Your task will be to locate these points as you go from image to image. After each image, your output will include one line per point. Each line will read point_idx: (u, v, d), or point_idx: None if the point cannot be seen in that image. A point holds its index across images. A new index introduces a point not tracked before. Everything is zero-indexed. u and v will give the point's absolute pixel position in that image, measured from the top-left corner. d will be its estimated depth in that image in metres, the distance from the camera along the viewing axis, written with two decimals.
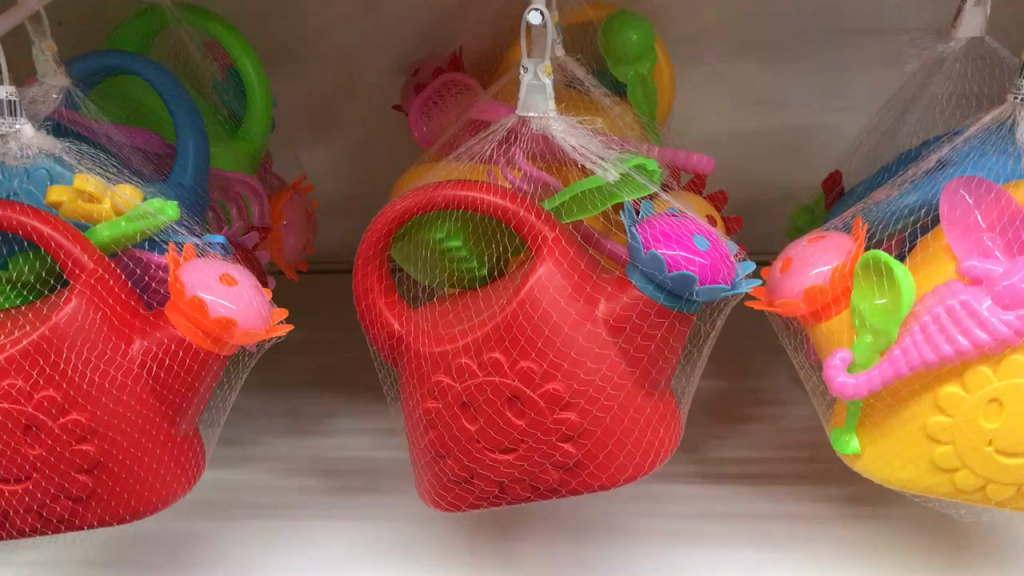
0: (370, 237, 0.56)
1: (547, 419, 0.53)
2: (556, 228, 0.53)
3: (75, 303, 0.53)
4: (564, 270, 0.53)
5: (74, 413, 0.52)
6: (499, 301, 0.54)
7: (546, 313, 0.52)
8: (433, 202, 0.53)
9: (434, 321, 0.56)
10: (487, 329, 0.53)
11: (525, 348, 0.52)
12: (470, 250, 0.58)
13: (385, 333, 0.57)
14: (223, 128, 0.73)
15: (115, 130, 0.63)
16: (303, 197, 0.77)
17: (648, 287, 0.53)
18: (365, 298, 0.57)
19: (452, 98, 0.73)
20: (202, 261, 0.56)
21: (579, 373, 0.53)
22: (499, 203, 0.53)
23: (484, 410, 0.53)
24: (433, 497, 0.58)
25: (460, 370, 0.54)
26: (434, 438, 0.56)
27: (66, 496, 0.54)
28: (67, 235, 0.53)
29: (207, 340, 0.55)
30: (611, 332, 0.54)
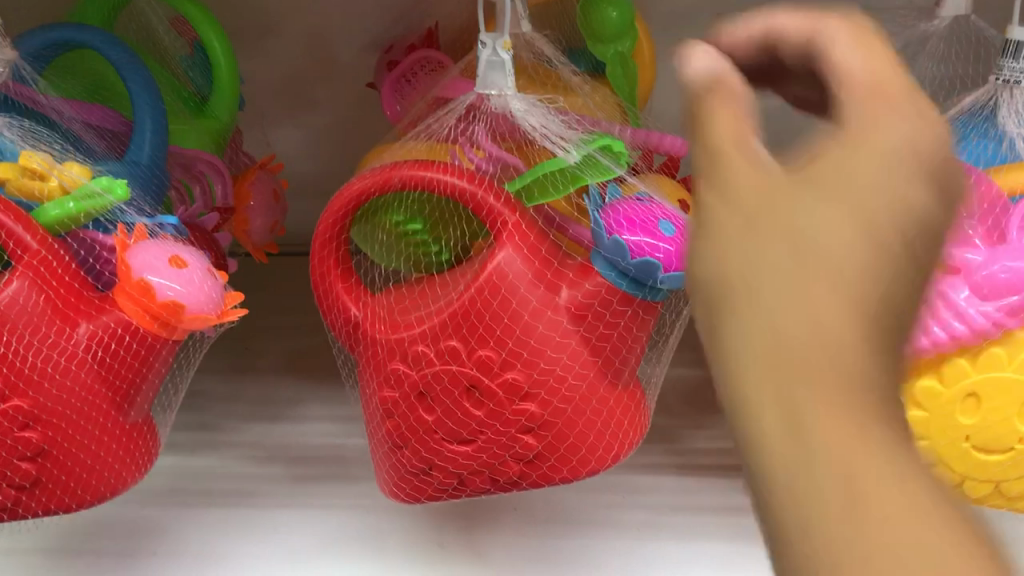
0: (326, 219, 0.53)
1: (506, 410, 0.51)
2: (516, 211, 0.51)
3: (17, 284, 0.51)
4: (525, 255, 0.51)
5: (16, 399, 0.50)
6: (458, 287, 0.52)
7: (506, 300, 0.50)
8: (390, 182, 0.51)
9: (393, 307, 0.54)
10: (444, 315, 0.51)
11: (483, 336, 0.50)
12: (429, 234, 0.56)
13: (342, 318, 0.54)
14: (187, 106, 0.70)
15: (67, 105, 0.61)
16: (272, 176, 0.74)
17: (610, 272, 0.51)
18: (322, 282, 0.55)
19: (425, 76, 0.71)
20: (152, 242, 0.54)
21: (539, 363, 0.51)
22: (459, 182, 0.51)
23: (441, 400, 0.52)
24: (391, 488, 0.56)
25: (416, 358, 0.52)
26: (391, 428, 0.54)
27: (10, 484, 0.52)
28: (9, 213, 0.51)
29: (155, 323, 0.53)
30: (574, 320, 0.51)
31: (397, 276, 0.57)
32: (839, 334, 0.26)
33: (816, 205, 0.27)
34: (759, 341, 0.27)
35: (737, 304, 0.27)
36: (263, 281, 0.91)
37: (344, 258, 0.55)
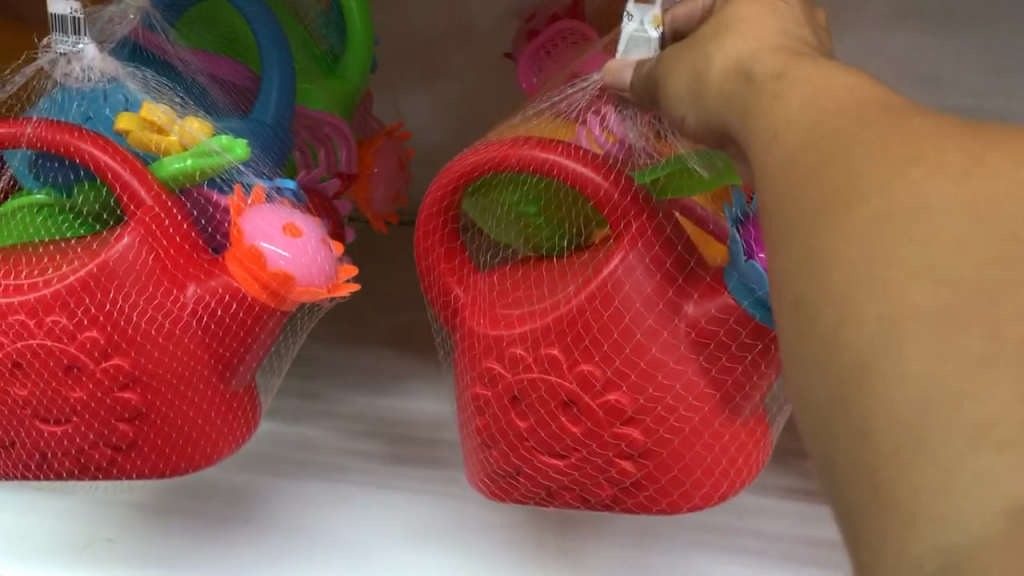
0: (435, 193, 0.49)
1: (605, 431, 0.47)
2: (645, 213, 0.46)
3: (128, 240, 0.49)
4: (648, 265, 0.46)
5: (117, 358, 0.49)
6: (567, 288, 0.47)
7: (617, 314, 0.46)
8: (509, 159, 0.47)
9: (494, 294, 0.50)
10: (550, 318, 0.47)
11: (588, 349, 0.46)
12: (547, 220, 0.52)
13: (446, 302, 0.51)
14: (318, 65, 0.67)
15: (193, 56, 0.59)
16: (399, 145, 0.71)
17: (745, 300, 0.45)
18: (423, 258, 0.52)
19: (565, 48, 0.66)
20: (268, 206, 0.51)
21: (648, 387, 0.46)
22: (580, 171, 0.46)
23: (534, 407, 0.48)
24: (478, 481, 0.53)
25: (513, 361, 0.48)
26: (481, 426, 0.50)
27: (106, 444, 0.51)
28: (125, 165, 0.49)
29: (264, 293, 0.50)
30: (695, 349, 0.46)
31: (512, 253, 0.53)
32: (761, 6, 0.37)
33: None
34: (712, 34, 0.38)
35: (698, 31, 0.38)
36: (379, 250, 0.89)
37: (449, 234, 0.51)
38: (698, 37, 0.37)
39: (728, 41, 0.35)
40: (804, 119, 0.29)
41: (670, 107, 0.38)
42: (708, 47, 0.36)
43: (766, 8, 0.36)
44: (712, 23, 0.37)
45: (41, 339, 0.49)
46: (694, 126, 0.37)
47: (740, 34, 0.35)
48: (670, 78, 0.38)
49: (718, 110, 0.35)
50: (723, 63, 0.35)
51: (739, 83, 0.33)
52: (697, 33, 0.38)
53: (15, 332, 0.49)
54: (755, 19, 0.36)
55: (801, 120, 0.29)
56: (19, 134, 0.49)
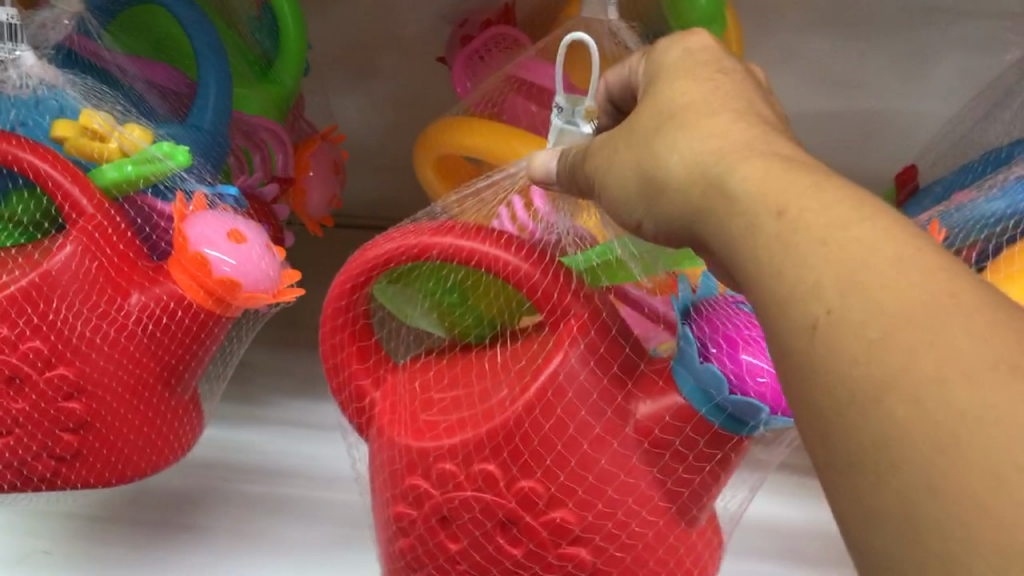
0: (341, 284, 0.46)
1: (550, 552, 0.43)
2: (584, 313, 0.42)
3: (70, 250, 0.49)
4: (592, 368, 0.42)
5: (61, 367, 0.49)
6: (502, 391, 0.43)
7: (558, 424, 0.42)
8: (430, 252, 0.43)
9: (415, 399, 0.46)
10: (481, 431, 0.43)
11: (528, 465, 0.42)
12: (472, 308, 0.47)
13: (359, 406, 0.48)
14: (253, 70, 0.67)
15: (128, 61, 0.59)
16: (332, 147, 0.71)
17: (702, 405, 0.41)
18: (331, 356, 0.48)
19: (498, 54, 0.68)
20: (211, 213, 0.51)
21: (596, 503, 0.42)
22: (519, 265, 0.42)
23: (468, 526, 0.44)
24: None
25: (442, 477, 0.44)
26: (406, 547, 0.46)
27: (50, 454, 0.50)
28: (65, 173, 0.48)
29: (210, 299, 0.50)
30: (648, 459, 0.42)
31: (438, 342, 0.49)
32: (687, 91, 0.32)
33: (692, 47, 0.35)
34: (641, 111, 0.33)
35: (632, 118, 0.33)
36: None
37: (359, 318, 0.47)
38: (636, 131, 0.33)
39: (681, 135, 0.31)
40: (800, 250, 0.25)
41: (616, 211, 0.34)
42: (653, 144, 0.31)
43: (708, 84, 0.32)
44: (654, 111, 0.32)
45: None
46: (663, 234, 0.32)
47: (692, 127, 0.30)
48: (610, 178, 0.34)
49: (693, 220, 0.30)
50: (683, 162, 0.30)
51: (715, 196, 0.28)
52: (630, 120, 0.34)
53: None
54: (700, 100, 0.31)
55: (809, 261, 0.24)
56: None
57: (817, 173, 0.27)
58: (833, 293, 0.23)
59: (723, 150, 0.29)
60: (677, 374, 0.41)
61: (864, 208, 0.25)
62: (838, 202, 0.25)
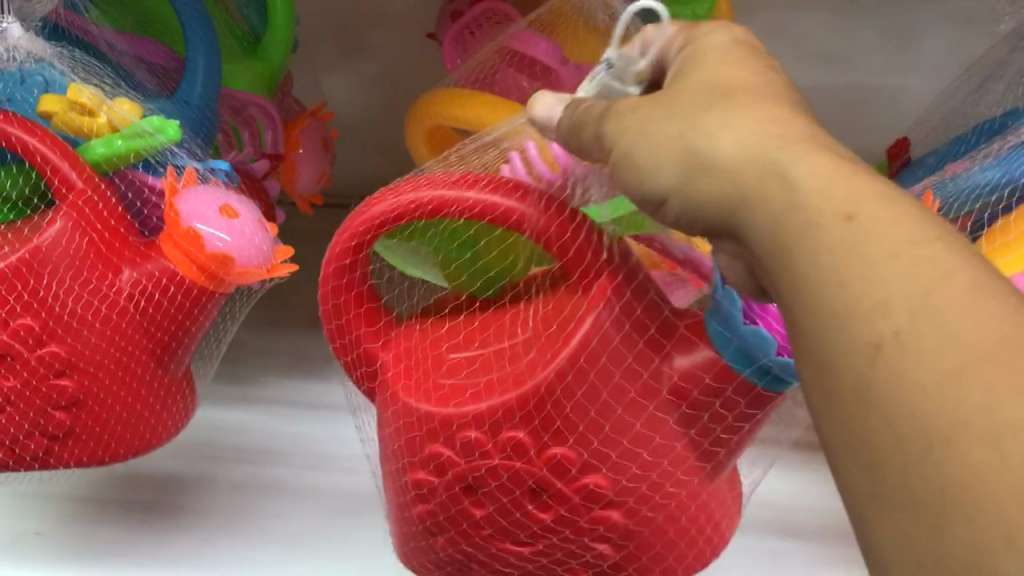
0: (343, 236, 0.43)
1: (582, 517, 0.42)
2: (613, 277, 0.39)
3: (60, 225, 0.48)
4: (625, 330, 0.39)
5: (52, 345, 0.48)
6: (528, 354, 0.41)
7: (591, 390, 0.40)
8: (446, 208, 0.41)
9: (433, 361, 0.44)
10: (513, 393, 0.41)
11: (560, 432, 0.40)
12: (479, 266, 0.45)
13: (365, 371, 0.46)
14: (240, 46, 0.66)
15: (118, 37, 0.58)
16: (322, 125, 0.71)
17: (747, 370, 0.38)
18: (334, 319, 0.46)
19: (489, 29, 0.68)
20: (202, 189, 0.51)
21: (633, 466, 0.41)
22: (539, 220, 0.39)
23: (494, 492, 0.43)
24: (418, 564, 0.49)
25: (467, 445, 0.42)
26: (424, 512, 0.45)
27: (42, 433, 0.49)
28: (55, 148, 0.48)
29: (202, 276, 0.50)
30: (685, 422, 0.40)
31: (440, 297, 0.47)
32: (731, 71, 0.30)
33: (730, 30, 0.33)
34: (680, 82, 0.31)
35: (669, 85, 0.31)
36: None
37: (360, 282, 0.45)
38: (680, 101, 0.29)
39: (735, 116, 0.28)
40: (870, 262, 0.24)
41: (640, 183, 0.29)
42: (699, 121, 0.28)
43: (752, 69, 0.30)
44: (701, 88, 0.30)
45: None
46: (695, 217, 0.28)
47: (750, 110, 0.28)
48: (640, 147, 0.29)
49: (749, 206, 0.27)
50: (739, 143, 0.27)
51: (773, 187, 0.26)
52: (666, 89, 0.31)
53: None
54: (744, 81, 0.29)
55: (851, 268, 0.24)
56: None
57: (878, 182, 0.26)
58: (903, 315, 0.23)
59: (782, 137, 0.27)
60: (716, 338, 0.38)
61: (930, 223, 0.25)
62: (901, 227, 0.25)
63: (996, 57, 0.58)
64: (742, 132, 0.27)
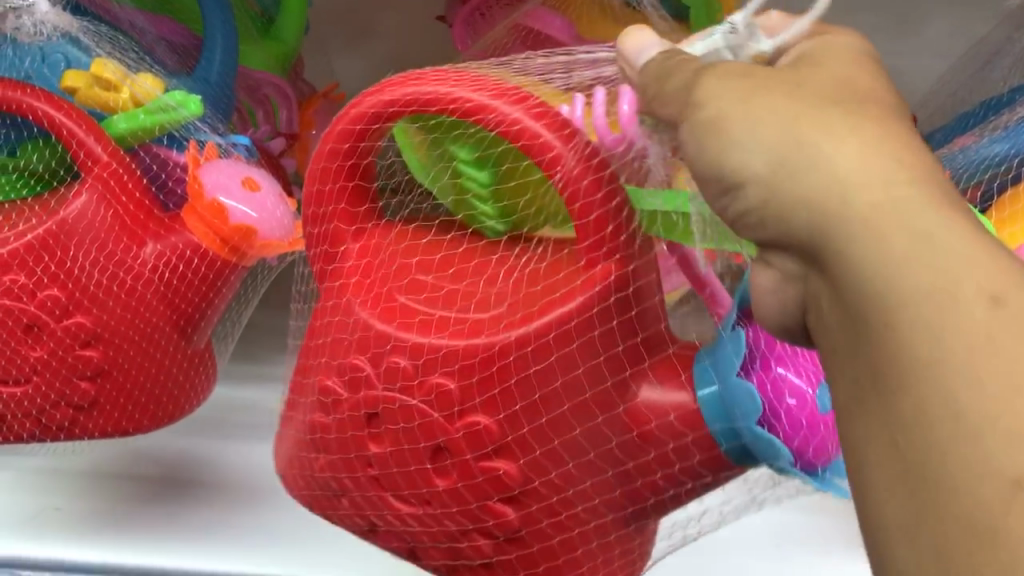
0: (371, 104, 0.40)
1: (475, 499, 0.39)
2: (611, 270, 0.36)
3: (86, 198, 0.49)
4: (606, 319, 0.36)
5: (79, 315, 0.49)
6: (502, 307, 0.38)
7: (547, 371, 0.37)
8: (486, 114, 0.37)
9: (393, 264, 0.42)
10: (468, 342, 0.38)
11: (495, 400, 0.38)
12: (490, 196, 0.41)
13: (326, 251, 0.44)
14: (254, 28, 0.67)
15: (139, 16, 0.59)
16: (334, 107, 0.70)
17: (718, 424, 0.36)
18: (318, 180, 0.43)
19: (500, 11, 0.69)
20: (225, 163, 0.51)
21: (549, 471, 0.38)
22: (574, 168, 0.36)
23: (397, 434, 0.40)
24: (287, 469, 0.46)
25: (391, 372, 0.39)
26: (319, 424, 0.43)
27: (68, 404, 0.50)
28: (80, 123, 0.49)
29: (225, 247, 0.51)
30: (628, 450, 0.38)
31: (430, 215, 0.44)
32: (856, 82, 0.27)
33: (852, 44, 0.30)
34: (798, 75, 0.27)
35: (781, 73, 0.28)
36: None
37: (357, 155, 0.42)
38: (801, 89, 0.26)
39: (864, 125, 0.24)
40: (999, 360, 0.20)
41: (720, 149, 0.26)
42: (821, 122, 0.25)
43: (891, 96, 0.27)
44: (823, 88, 0.26)
45: None
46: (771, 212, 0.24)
47: (881, 127, 0.24)
48: (737, 115, 0.26)
49: (838, 209, 0.23)
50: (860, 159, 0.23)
51: (890, 228, 0.22)
52: (787, 79, 0.27)
53: None
54: (869, 93, 0.27)
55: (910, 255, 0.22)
56: None
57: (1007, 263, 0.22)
58: None
59: (901, 167, 0.23)
60: (737, 390, 0.35)
61: None
62: None
63: (1004, 34, 0.59)
64: (868, 152, 0.24)
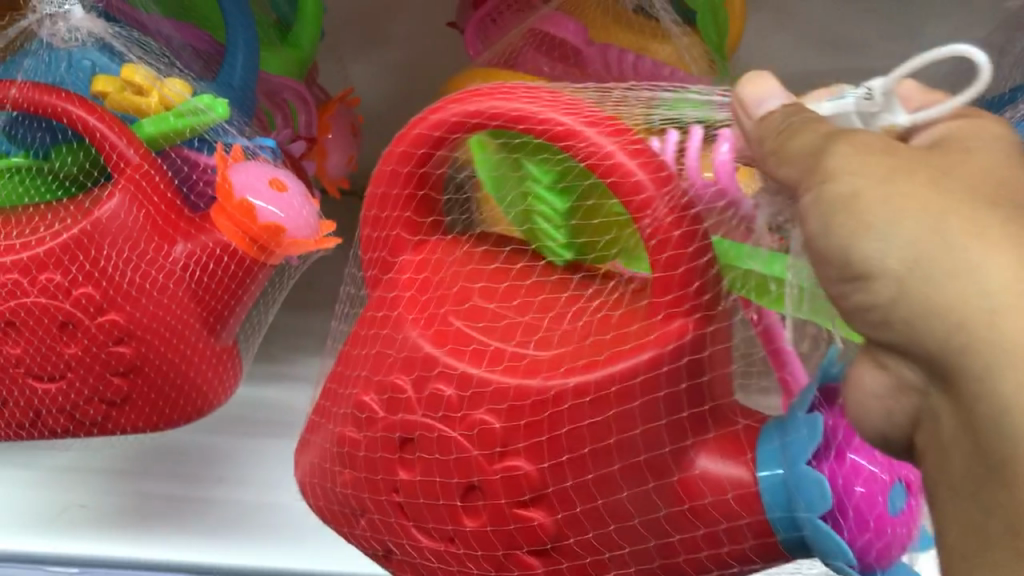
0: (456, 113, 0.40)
1: (502, 544, 0.39)
2: (689, 320, 0.35)
3: (118, 199, 0.50)
4: (676, 377, 0.35)
5: (112, 313, 0.50)
6: (566, 348, 0.38)
7: (603, 426, 0.36)
8: (577, 141, 0.37)
9: (457, 284, 0.41)
10: (529, 390, 0.37)
11: (544, 447, 0.37)
12: (563, 221, 0.42)
13: (383, 258, 0.44)
14: (273, 36, 0.68)
15: (166, 24, 0.61)
16: (348, 110, 0.72)
17: (777, 511, 0.35)
18: (384, 185, 0.43)
19: (511, 16, 0.70)
20: (251, 164, 0.53)
21: (588, 530, 0.38)
22: (665, 216, 0.35)
23: (429, 463, 0.40)
24: (305, 483, 0.46)
25: (433, 401, 0.40)
26: (348, 438, 0.43)
27: (100, 399, 0.52)
28: (112, 127, 0.50)
29: (253, 246, 0.52)
30: (675, 522, 0.36)
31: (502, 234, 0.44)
32: (991, 172, 0.26)
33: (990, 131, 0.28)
34: (933, 160, 0.26)
35: (916, 154, 0.26)
36: None
37: (421, 163, 0.42)
38: (949, 179, 0.25)
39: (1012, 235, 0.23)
40: None
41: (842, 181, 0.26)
42: (971, 223, 0.24)
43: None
44: (983, 177, 0.26)
45: (36, 297, 0.49)
46: (900, 315, 0.24)
47: None
48: (877, 197, 0.25)
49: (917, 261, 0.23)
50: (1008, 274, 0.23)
51: None
52: (929, 165, 0.26)
53: (8, 291, 0.50)
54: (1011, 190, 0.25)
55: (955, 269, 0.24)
56: (4, 97, 0.50)
57: None
58: None
59: None
60: (809, 480, 0.33)
61: None
62: None
63: (1005, 36, 0.60)
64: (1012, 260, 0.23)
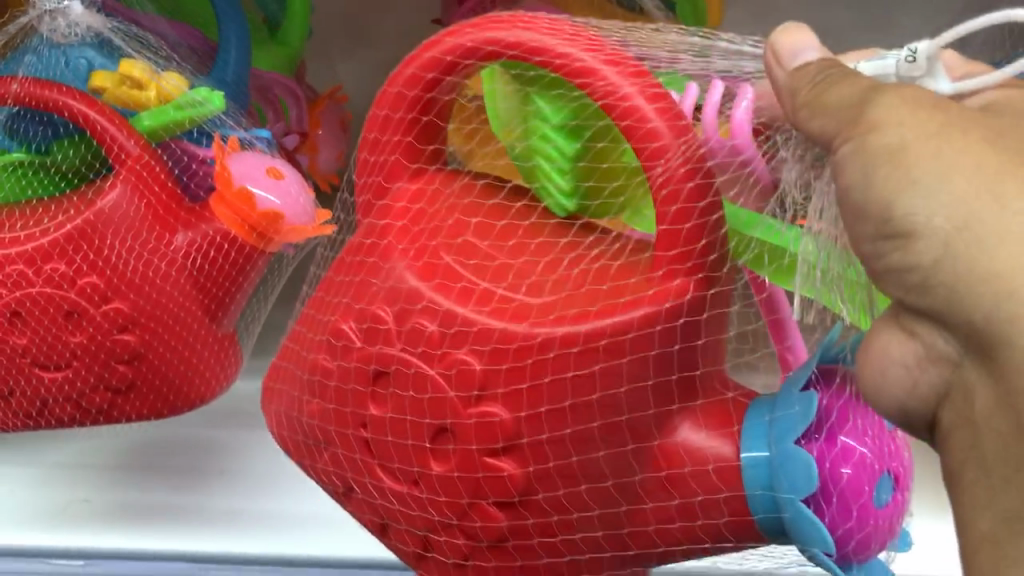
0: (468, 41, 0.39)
1: (466, 493, 0.39)
2: (684, 274, 0.35)
3: (121, 189, 0.51)
4: (666, 334, 0.35)
5: (117, 301, 0.51)
6: (569, 288, 0.38)
7: (587, 380, 0.36)
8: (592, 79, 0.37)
9: (443, 224, 0.41)
10: (517, 339, 0.37)
11: (526, 395, 0.37)
12: (563, 167, 0.41)
13: (378, 184, 0.44)
14: (262, 35, 0.70)
15: (161, 22, 0.62)
16: (338, 106, 0.74)
17: (759, 493, 0.35)
18: (389, 109, 0.42)
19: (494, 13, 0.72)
20: (250, 154, 0.54)
21: (559, 487, 0.37)
22: (678, 167, 0.35)
23: (402, 400, 0.40)
24: (280, 434, 0.47)
25: (415, 334, 0.39)
26: (320, 363, 0.43)
27: (106, 387, 0.53)
28: (111, 119, 0.51)
29: (253, 234, 0.53)
30: (655, 492, 0.37)
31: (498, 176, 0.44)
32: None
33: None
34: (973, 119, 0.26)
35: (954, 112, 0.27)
36: None
37: (430, 87, 0.41)
38: (994, 141, 0.25)
39: None
40: None
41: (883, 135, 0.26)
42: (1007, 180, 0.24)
43: None
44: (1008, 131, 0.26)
45: (41, 287, 0.50)
46: (938, 277, 0.25)
47: None
48: (920, 148, 0.25)
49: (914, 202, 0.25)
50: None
51: None
52: (971, 122, 0.26)
53: (13, 282, 0.50)
54: None
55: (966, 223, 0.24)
56: (5, 92, 0.51)
57: None
58: None
59: None
60: (797, 461, 0.34)
61: None
62: None
63: None
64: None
